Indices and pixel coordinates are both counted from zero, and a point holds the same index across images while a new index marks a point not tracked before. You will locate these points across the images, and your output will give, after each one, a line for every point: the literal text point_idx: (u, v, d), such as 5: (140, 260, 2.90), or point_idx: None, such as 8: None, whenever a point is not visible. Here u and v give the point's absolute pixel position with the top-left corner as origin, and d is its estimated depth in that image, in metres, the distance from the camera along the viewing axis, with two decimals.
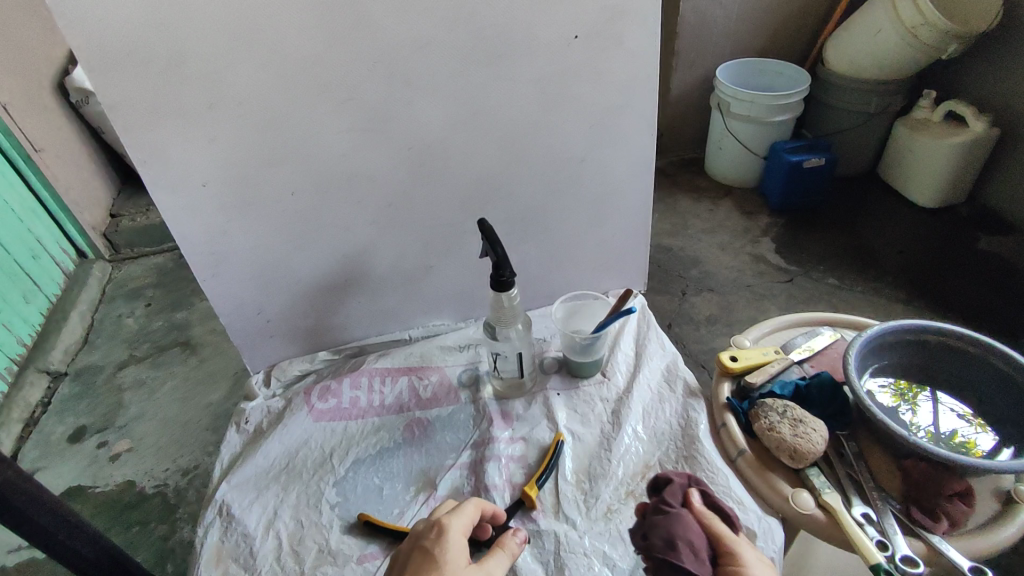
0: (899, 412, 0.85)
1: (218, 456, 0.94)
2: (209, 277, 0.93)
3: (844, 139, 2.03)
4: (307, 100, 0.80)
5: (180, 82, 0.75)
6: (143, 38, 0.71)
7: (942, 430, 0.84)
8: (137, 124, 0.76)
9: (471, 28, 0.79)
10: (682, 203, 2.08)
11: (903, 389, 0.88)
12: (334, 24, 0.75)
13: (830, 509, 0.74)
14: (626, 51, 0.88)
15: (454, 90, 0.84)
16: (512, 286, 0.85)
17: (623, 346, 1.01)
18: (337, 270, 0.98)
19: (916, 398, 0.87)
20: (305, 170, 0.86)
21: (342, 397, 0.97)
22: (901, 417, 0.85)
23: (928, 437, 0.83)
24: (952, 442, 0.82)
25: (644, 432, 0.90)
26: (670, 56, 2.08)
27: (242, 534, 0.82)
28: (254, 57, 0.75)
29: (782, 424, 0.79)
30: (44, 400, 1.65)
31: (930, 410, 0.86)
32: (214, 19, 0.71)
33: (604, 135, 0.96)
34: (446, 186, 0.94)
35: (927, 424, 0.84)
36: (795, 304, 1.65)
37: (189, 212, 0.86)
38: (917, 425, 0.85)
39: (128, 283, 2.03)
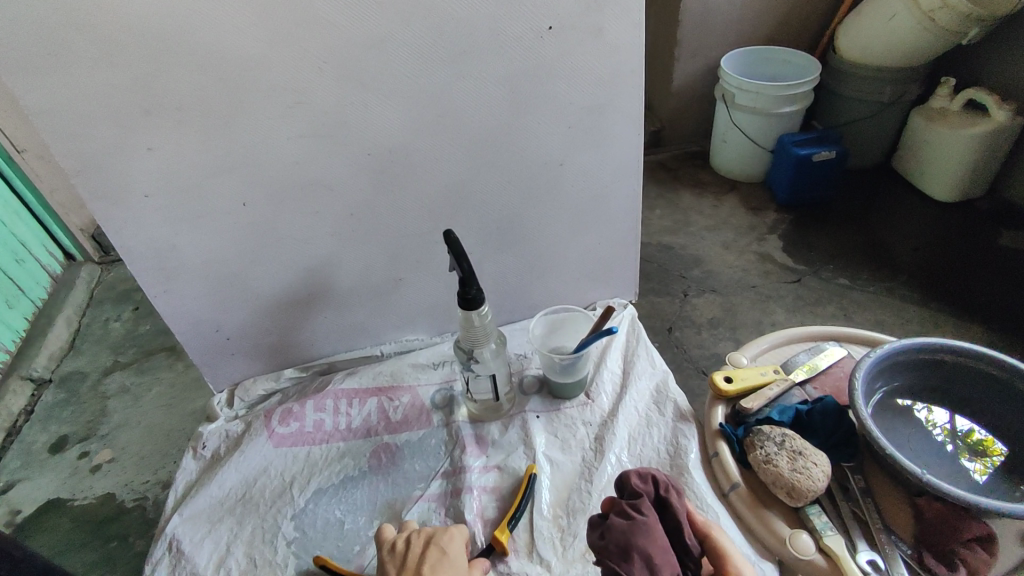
0: (914, 409, 0.80)
1: (173, 484, 0.88)
2: (160, 294, 0.86)
3: (855, 131, 1.92)
4: (252, 104, 0.73)
5: (107, 85, 0.67)
6: (63, 38, 0.63)
7: (961, 427, 0.78)
8: (64, 132, 0.69)
9: (431, 21, 0.71)
10: (685, 199, 1.99)
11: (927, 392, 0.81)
12: (275, 19, 0.67)
13: (832, 555, 0.66)
14: (608, 43, 0.79)
15: (416, 91, 0.76)
16: (482, 303, 0.78)
17: (609, 364, 0.94)
18: (300, 284, 0.92)
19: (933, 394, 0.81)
20: (256, 179, 0.79)
21: (305, 420, 0.90)
22: (915, 415, 0.79)
23: (944, 436, 0.77)
24: (970, 441, 0.76)
25: (630, 461, 0.82)
26: (673, 45, 1.98)
27: (191, 574, 0.76)
28: (189, 57, 0.68)
29: (779, 457, 0.71)
30: (27, 408, 1.61)
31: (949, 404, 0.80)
32: (138, 15, 0.64)
33: (587, 136, 0.88)
34: (413, 194, 0.86)
35: (943, 421, 0.78)
36: (803, 307, 1.56)
37: (132, 225, 0.79)
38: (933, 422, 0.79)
39: (116, 285, 1.98)
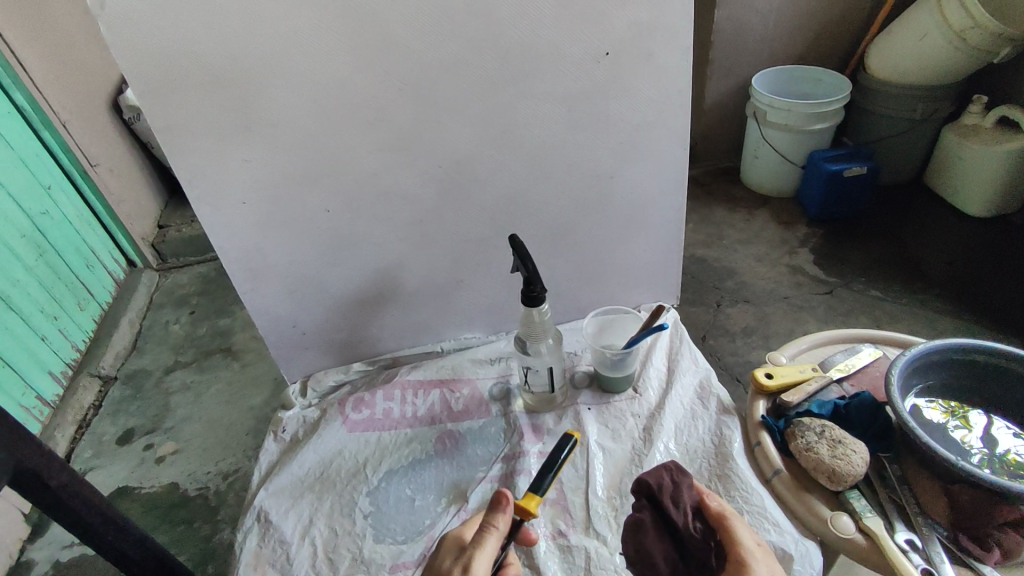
0: (950, 430, 0.82)
1: (258, 463, 0.97)
2: (248, 291, 0.96)
3: (887, 147, 1.97)
4: (342, 122, 0.82)
5: (221, 106, 0.78)
6: (188, 66, 0.74)
7: (997, 450, 0.80)
8: (181, 147, 0.80)
9: (501, 48, 0.81)
10: (717, 213, 2.05)
11: (960, 410, 0.84)
12: (367, 49, 0.77)
13: (872, 535, 0.71)
14: (656, 66, 0.88)
15: (484, 110, 0.85)
16: (542, 301, 0.86)
17: (655, 361, 1.01)
18: (370, 284, 1.01)
19: (966, 415, 0.83)
20: (340, 188, 0.89)
21: (376, 408, 0.99)
22: (951, 435, 0.81)
23: (982, 459, 0.79)
24: (1007, 464, 0.78)
25: (677, 450, 0.89)
26: (705, 66, 2.06)
27: (279, 540, 0.85)
28: (292, 81, 0.78)
29: (820, 444, 0.77)
30: (95, 403, 1.71)
31: (982, 428, 0.82)
32: (253, 46, 0.74)
33: (635, 150, 0.96)
34: (476, 203, 0.95)
35: (980, 444, 0.80)
36: (834, 317, 1.60)
37: (230, 228, 0.89)
38: (970, 444, 0.81)
39: (174, 290, 2.11)
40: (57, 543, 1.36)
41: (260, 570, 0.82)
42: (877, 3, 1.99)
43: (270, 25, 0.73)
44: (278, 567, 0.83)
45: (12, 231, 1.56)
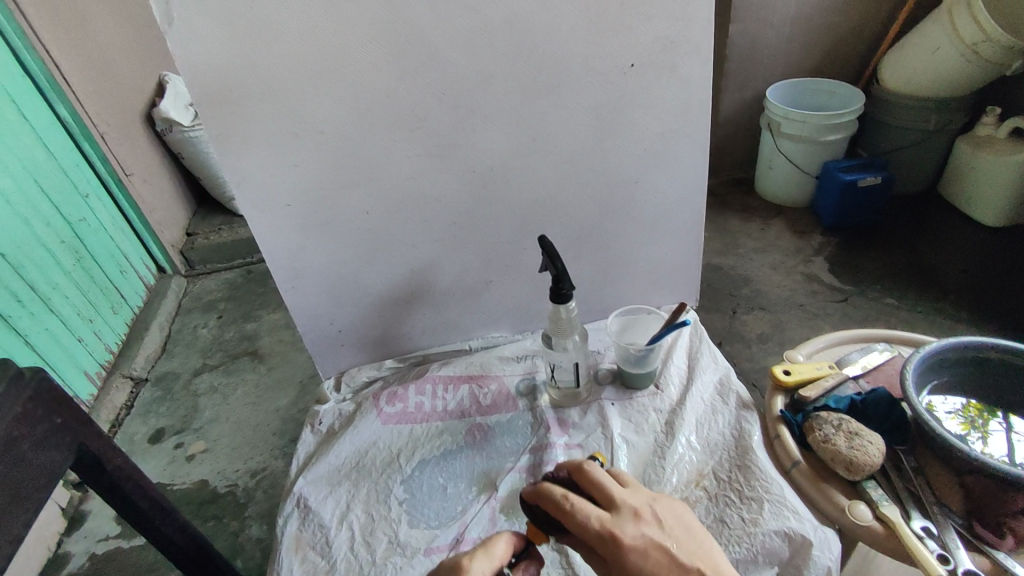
0: (970, 440, 0.83)
1: (296, 453, 1.02)
2: (289, 289, 1.02)
3: (901, 158, 2.00)
4: (384, 130, 0.88)
5: (274, 115, 0.84)
6: (246, 78, 0.80)
7: (1016, 460, 0.82)
8: (235, 153, 0.86)
9: (532, 61, 0.86)
10: (732, 223, 2.09)
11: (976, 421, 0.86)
12: (409, 62, 0.83)
13: (889, 522, 0.74)
14: (678, 78, 0.93)
15: (516, 119, 0.91)
16: (569, 298, 0.90)
17: (676, 359, 1.05)
18: (404, 284, 1.06)
19: (986, 427, 0.85)
20: (380, 192, 0.94)
21: (408, 401, 1.03)
22: (971, 443, 0.83)
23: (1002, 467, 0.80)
24: None
25: (698, 443, 0.93)
26: (719, 79, 2.11)
27: (318, 524, 0.89)
28: (339, 92, 0.84)
29: (837, 436, 0.80)
30: (128, 404, 1.77)
31: (1002, 439, 0.84)
32: (306, 60, 0.80)
33: (656, 157, 1.01)
34: (506, 207, 1.00)
35: (999, 453, 0.82)
36: (849, 324, 1.63)
37: (275, 230, 0.94)
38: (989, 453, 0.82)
39: (202, 296, 2.18)
40: (92, 537, 1.41)
41: (301, 552, 0.86)
42: (889, 18, 2.04)
43: (322, 41, 0.79)
44: (318, 549, 0.86)
45: (53, 238, 1.63)
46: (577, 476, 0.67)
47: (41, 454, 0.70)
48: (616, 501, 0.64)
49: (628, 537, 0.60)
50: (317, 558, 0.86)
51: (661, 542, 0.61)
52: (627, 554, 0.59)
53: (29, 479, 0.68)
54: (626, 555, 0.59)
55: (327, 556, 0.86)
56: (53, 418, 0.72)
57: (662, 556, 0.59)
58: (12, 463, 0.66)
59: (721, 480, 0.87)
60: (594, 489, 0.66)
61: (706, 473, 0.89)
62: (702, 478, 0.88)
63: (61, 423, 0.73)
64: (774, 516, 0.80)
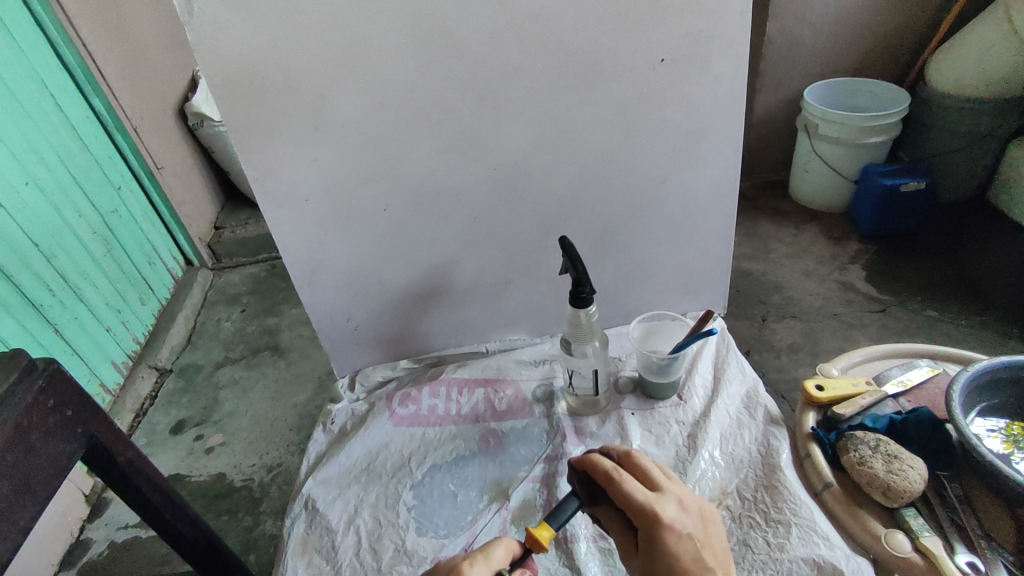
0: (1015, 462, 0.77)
1: (307, 452, 1.00)
2: (306, 285, 1.00)
3: (946, 164, 1.90)
4: (402, 124, 0.85)
5: (293, 107, 0.82)
6: (264, 68, 0.78)
7: None
8: (252, 146, 0.84)
9: (558, 54, 0.82)
10: (764, 227, 2.02)
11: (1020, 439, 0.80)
12: (430, 54, 0.80)
13: (930, 555, 0.69)
14: (712, 74, 0.88)
15: (540, 115, 0.87)
16: (590, 302, 0.87)
17: (702, 369, 1.00)
18: (422, 283, 1.04)
19: None
20: (397, 188, 0.92)
21: (421, 404, 1.01)
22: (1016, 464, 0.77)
23: None
24: None
25: (722, 458, 0.88)
26: (755, 78, 2.04)
27: (325, 528, 0.87)
28: (359, 85, 0.81)
29: (874, 459, 0.75)
30: (152, 394, 1.79)
31: None
32: (324, 51, 0.78)
33: (687, 157, 0.96)
34: (527, 206, 0.97)
35: None
36: (888, 336, 1.55)
37: (292, 225, 0.93)
38: None
39: (227, 289, 2.20)
40: (111, 525, 1.41)
41: (306, 555, 0.85)
42: (939, 16, 1.94)
43: (342, 32, 0.77)
44: (324, 554, 0.85)
45: (85, 228, 1.65)
46: (625, 458, 0.68)
47: (50, 445, 0.69)
48: (661, 488, 0.64)
49: (669, 516, 0.61)
50: (322, 563, 0.84)
51: (695, 535, 0.61)
52: (665, 532, 0.60)
53: (35, 470, 0.66)
54: (663, 535, 0.60)
55: (333, 561, 0.84)
56: (62, 409, 0.71)
57: (692, 548, 0.59)
58: (20, 454, 0.65)
59: (746, 500, 0.82)
60: (639, 473, 0.66)
61: (729, 491, 0.84)
62: (726, 497, 0.84)
63: (71, 416, 0.72)
64: (802, 543, 0.75)
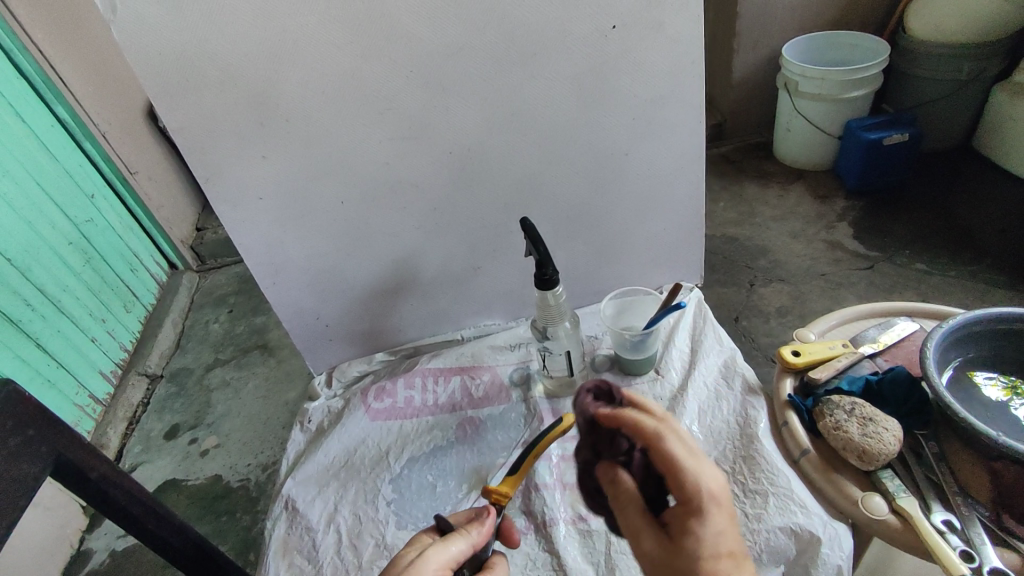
0: (1013, 409, 0.75)
1: (286, 453, 1.00)
2: (271, 286, 0.98)
3: (930, 111, 1.86)
4: (349, 114, 0.83)
5: (233, 103, 0.79)
6: (200, 65, 0.75)
7: None
8: (198, 147, 0.81)
9: (504, 29, 0.79)
10: (749, 190, 1.99)
11: (1021, 385, 0.77)
12: (368, 38, 0.77)
13: (906, 516, 0.68)
14: (667, 37, 0.85)
15: (490, 94, 0.84)
16: (556, 283, 0.85)
17: (678, 342, 0.98)
18: (389, 275, 1.02)
19: None
20: (352, 181, 0.89)
21: (397, 397, 0.99)
22: (1016, 412, 0.75)
23: None
24: None
25: (700, 431, 0.87)
26: (731, 39, 1.99)
27: (306, 528, 0.86)
28: (299, 75, 0.78)
29: (849, 423, 0.74)
30: (144, 401, 1.77)
31: None
32: (257, 42, 0.75)
33: (650, 127, 0.94)
34: (489, 189, 0.95)
35: None
36: (876, 293, 1.53)
37: (249, 225, 0.90)
38: None
39: (213, 291, 2.17)
40: (112, 534, 1.40)
41: (288, 556, 0.84)
42: None
43: (276, 21, 0.74)
44: (305, 553, 0.84)
45: (61, 240, 1.62)
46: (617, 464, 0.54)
47: (14, 466, 0.64)
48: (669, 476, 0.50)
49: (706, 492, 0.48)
50: (304, 563, 0.83)
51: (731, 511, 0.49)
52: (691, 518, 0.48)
53: (3, 495, 0.62)
54: (701, 509, 0.48)
55: (314, 560, 0.83)
56: (24, 429, 0.66)
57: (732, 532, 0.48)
58: None
59: (724, 472, 0.82)
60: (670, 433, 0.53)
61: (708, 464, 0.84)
62: None
63: (34, 434, 0.67)
64: (779, 512, 0.75)
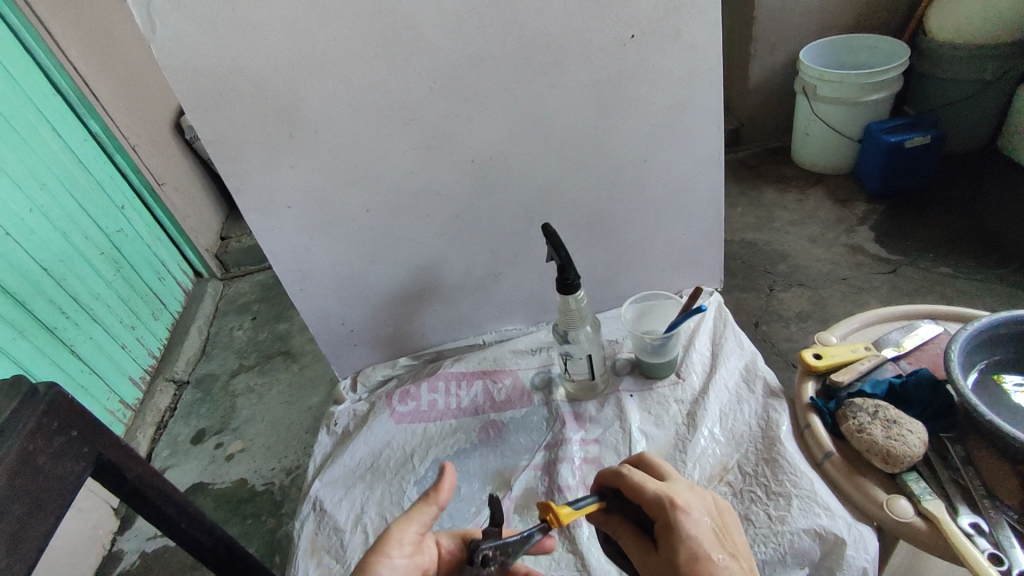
0: None
1: (313, 456, 1.02)
2: (298, 291, 1.01)
3: (952, 113, 1.84)
4: (375, 125, 0.85)
5: (264, 115, 0.82)
6: (233, 79, 0.78)
7: None
8: (231, 158, 0.85)
9: (525, 40, 0.81)
10: (767, 195, 1.98)
11: None
12: (394, 51, 0.80)
13: (932, 518, 0.68)
14: (685, 45, 0.86)
15: (512, 103, 0.86)
16: (578, 287, 0.86)
17: (698, 345, 0.99)
18: (412, 281, 1.04)
19: None
20: (377, 189, 0.92)
21: (421, 400, 1.01)
22: None
23: None
24: None
25: (722, 434, 0.87)
26: (748, 44, 1.99)
27: (334, 528, 0.89)
28: (327, 88, 0.81)
29: (873, 426, 0.74)
30: (171, 406, 1.82)
31: None
32: (290, 57, 0.78)
33: (668, 133, 0.95)
34: (510, 197, 0.97)
35: None
36: (899, 297, 1.52)
37: (278, 232, 0.93)
38: None
39: (237, 298, 2.21)
40: (143, 535, 1.43)
41: (316, 556, 0.86)
42: None
43: (306, 36, 0.77)
44: (333, 553, 0.86)
45: (93, 250, 1.68)
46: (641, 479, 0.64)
47: (58, 466, 0.67)
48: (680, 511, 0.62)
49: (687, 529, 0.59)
50: (332, 562, 0.85)
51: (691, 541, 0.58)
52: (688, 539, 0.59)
53: (47, 494, 0.65)
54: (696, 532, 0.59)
55: (342, 560, 0.85)
56: (68, 429, 0.69)
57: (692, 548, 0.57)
58: (26, 478, 0.63)
59: (746, 475, 0.82)
60: (654, 471, 0.64)
61: (730, 467, 0.84)
62: (726, 473, 0.83)
63: (77, 435, 0.70)
64: (803, 514, 0.74)
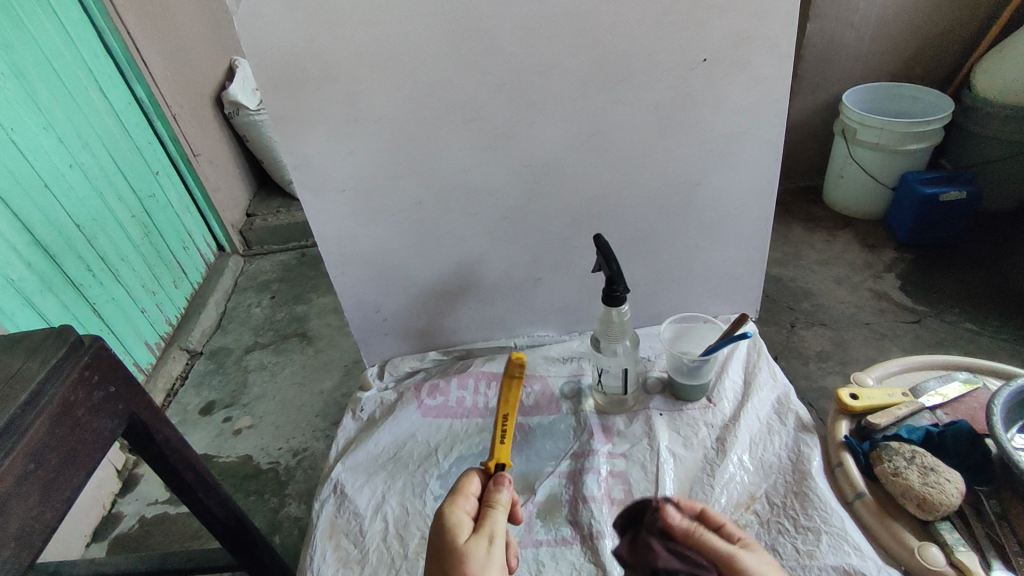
0: None
1: (337, 438, 1.03)
2: (338, 275, 1.02)
3: (992, 171, 1.84)
4: (437, 120, 0.86)
5: (331, 99, 0.83)
6: (306, 59, 0.80)
7: None
8: (292, 137, 0.86)
9: (595, 53, 0.82)
10: (796, 232, 1.98)
11: None
12: (466, 50, 0.81)
13: (965, 570, 0.68)
14: (752, 74, 0.87)
15: (574, 114, 0.87)
16: (623, 300, 0.87)
17: (732, 371, 0.99)
18: (452, 277, 1.05)
19: None
20: (429, 184, 0.93)
21: (449, 395, 1.02)
22: None
23: None
24: None
25: (751, 463, 0.87)
26: (792, 82, 2.01)
27: (353, 512, 0.89)
28: (396, 79, 0.82)
29: (909, 471, 0.75)
30: (182, 374, 1.82)
31: None
32: (363, 45, 0.79)
33: (722, 160, 0.96)
34: (559, 205, 0.97)
35: None
36: (921, 347, 1.52)
37: (326, 214, 0.94)
38: None
39: (257, 276, 2.22)
40: (143, 500, 1.43)
41: (334, 538, 0.86)
42: (987, 20, 1.88)
43: (383, 26, 0.78)
44: (351, 537, 0.86)
45: (124, 211, 1.69)
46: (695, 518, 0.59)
47: (96, 420, 0.66)
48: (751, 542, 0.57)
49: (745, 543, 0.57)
50: (350, 546, 0.85)
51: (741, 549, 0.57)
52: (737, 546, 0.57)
53: (79, 449, 0.64)
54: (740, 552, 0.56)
55: (360, 545, 0.85)
56: (108, 385, 0.68)
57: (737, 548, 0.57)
58: (65, 428, 0.62)
59: (774, 506, 0.82)
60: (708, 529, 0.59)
61: (756, 496, 0.84)
62: (753, 502, 0.83)
63: (115, 392, 0.69)
64: (832, 551, 0.74)
